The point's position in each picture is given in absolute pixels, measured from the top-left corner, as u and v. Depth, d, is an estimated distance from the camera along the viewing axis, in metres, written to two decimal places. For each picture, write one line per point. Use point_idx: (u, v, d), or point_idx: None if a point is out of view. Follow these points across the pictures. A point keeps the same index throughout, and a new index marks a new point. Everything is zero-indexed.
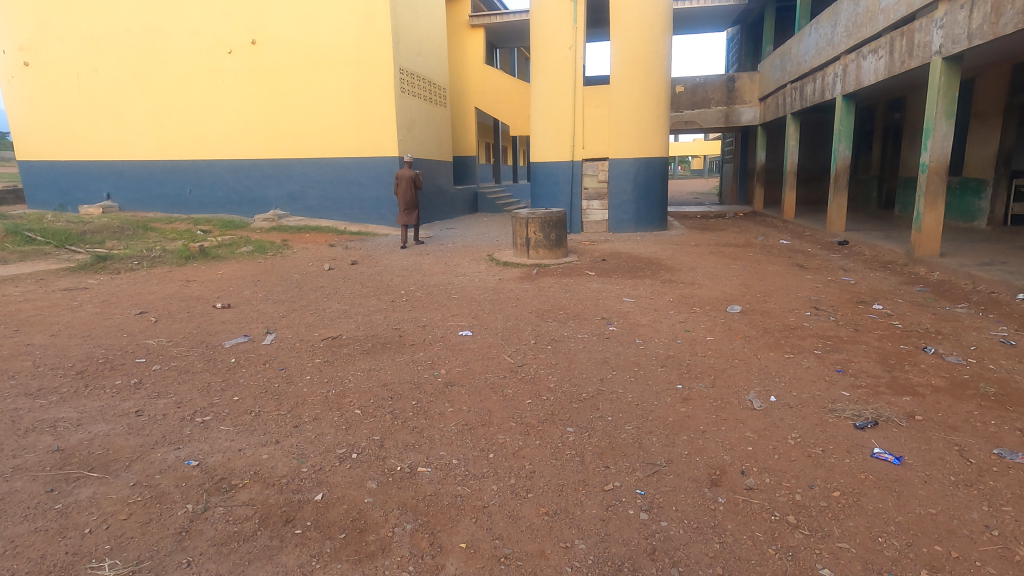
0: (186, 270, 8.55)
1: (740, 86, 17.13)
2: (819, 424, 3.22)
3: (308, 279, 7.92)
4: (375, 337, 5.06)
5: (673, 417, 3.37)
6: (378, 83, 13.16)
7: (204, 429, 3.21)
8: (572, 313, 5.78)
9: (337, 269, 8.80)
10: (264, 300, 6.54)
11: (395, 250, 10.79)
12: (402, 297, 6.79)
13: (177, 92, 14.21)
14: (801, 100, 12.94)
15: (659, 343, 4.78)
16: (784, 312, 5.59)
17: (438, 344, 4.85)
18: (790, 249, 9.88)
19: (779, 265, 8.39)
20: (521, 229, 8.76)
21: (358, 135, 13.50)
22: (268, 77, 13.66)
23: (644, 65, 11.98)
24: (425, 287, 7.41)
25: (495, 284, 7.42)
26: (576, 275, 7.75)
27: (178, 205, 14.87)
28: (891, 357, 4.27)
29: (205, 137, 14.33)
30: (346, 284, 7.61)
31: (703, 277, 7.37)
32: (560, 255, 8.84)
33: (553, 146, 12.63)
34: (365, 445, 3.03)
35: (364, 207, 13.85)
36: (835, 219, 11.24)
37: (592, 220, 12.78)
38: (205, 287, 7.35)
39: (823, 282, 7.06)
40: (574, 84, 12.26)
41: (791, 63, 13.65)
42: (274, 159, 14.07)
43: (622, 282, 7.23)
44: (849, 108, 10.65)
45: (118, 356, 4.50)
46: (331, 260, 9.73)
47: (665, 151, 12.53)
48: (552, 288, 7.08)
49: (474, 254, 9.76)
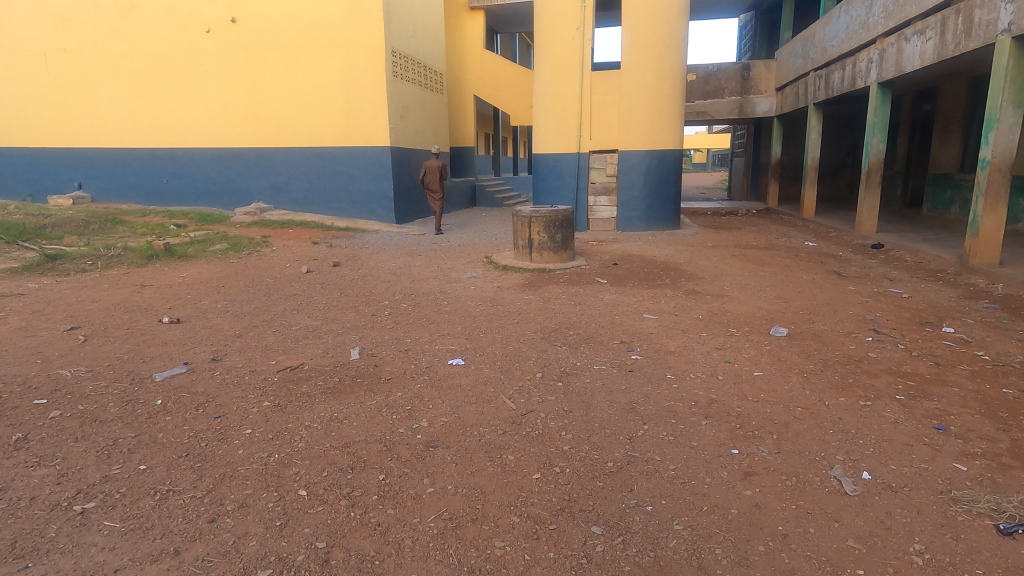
0: (144, 272, 7.58)
1: (755, 75, 16.07)
2: (946, 526, 2.29)
3: (281, 285, 6.95)
4: (343, 368, 4.09)
5: (737, 508, 2.44)
6: (368, 66, 12.14)
7: (78, 527, 2.27)
8: (584, 335, 4.85)
9: (316, 272, 7.84)
10: (223, 313, 5.58)
11: (384, 249, 9.81)
12: (386, 309, 5.86)
13: (153, 75, 13.17)
14: (827, 89, 11.93)
15: (695, 382, 3.84)
16: (840, 338, 4.66)
17: (422, 378, 3.91)
18: (819, 253, 8.92)
19: (813, 272, 7.45)
20: (522, 228, 7.83)
21: (346, 122, 12.49)
22: (249, 59, 12.62)
23: (659, 49, 10.97)
24: (413, 296, 6.46)
25: (493, 294, 6.48)
26: (586, 283, 6.79)
27: (154, 196, 13.83)
28: (999, 408, 3.33)
29: (182, 124, 13.29)
30: (322, 292, 6.65)
31: (732, 288, 6.42)
32: (566, 258, 7.88)
33: (557, 136, 11.66)
34: (303, 562, 2.10)
35: (353, 200, 12.85)
36: (864, 220, 10.25)
37: (599, 217, 11.80)
38: (161, 294, 6.39)
39: (871, 296, 6.11)
40: (581, 69, 11.26)
41: (814, 49, 12.64)
42: (256, 148, 13.05)
43: (640, 293, 6.27)
44: (884, 96, 9.67)
45: (13, 396, 3.53)
46: (312, 260, 8.77)
47: (680, 143, 11.50)
48: (558, 300, 6.13)
49: (471, 256, 8.82)
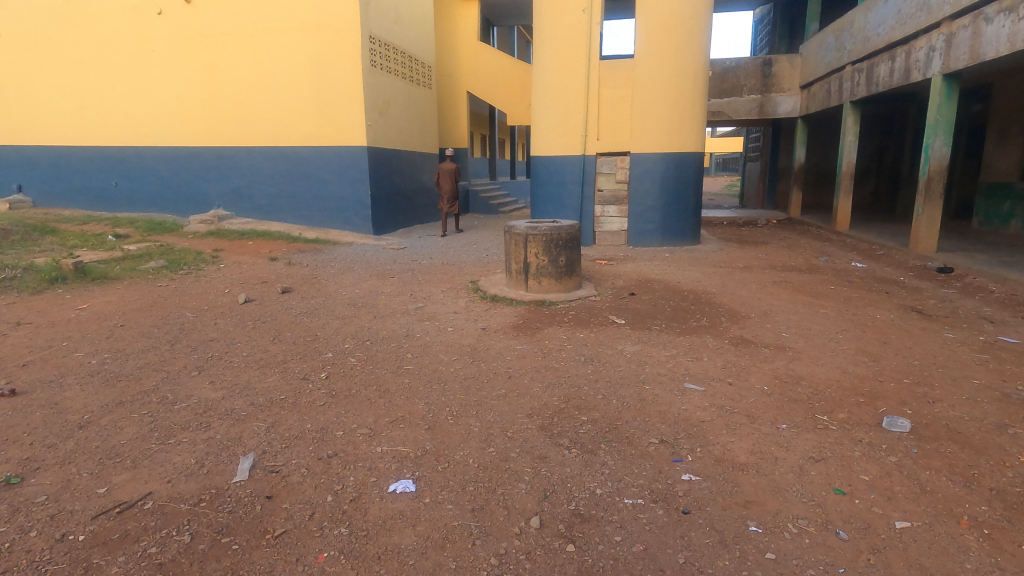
0: (33, 302, 5.95)
1: (778, 71, 14.50)
2: None
3: (201, 324, 5.36)
4: (210, 507, 2.46)
5: None
6: (343, 55, 10.56)
7: None
8: (603, 428, 3.24)
9: (255, 303, 6.24)
10: (89, 376, 3.95)
11: (352, 269, 8.21)
12: (326, 368, 4.24)
13: (99, 63, 11.56)
14: (870, 84, 10.36)
15: (802, 550, 2.22)
16: (994, 438, 3.06)
17: (336, 536, 2.30)
18: (878, 280, 7.36)
19: (884, 308, 5.88)
20: (517, 248, 6.22)
21: (317, 118, 10.89)
22: (206, 45, 11.02)
23: (679, 36, 9.38)
24: (370, 342, 4.86)
25: (476, 340, 4.89)
26: (599, 325, 5.19)
27: (102, 200, 12.20)
28: None
29: (133, 120, 11.67)
30: (251, 336, 5.04)
31: (793, 336, 4.84)
32: (571, 287, 6.28)
33: (559, 136, 10.10)
34: None
35: (325, 208, 11.25)
36: (922, 236, 8.67)
37: (606, 229, 10.22)
38: (30, 340, 4.77)
39: (986, 351, 4.53)
40: (587, 58, 9.71)
41: (852, 39, 11.08)
42: (215, 147, 11.43)
43: (672, 343, 4.69)
44: (949, 91, 8.14)
45: None
46: (258, 284, 7.17)
47: (701, 144, 9.92)
48: (562, 352, 4.55)
49: (453, 280, 7.24)
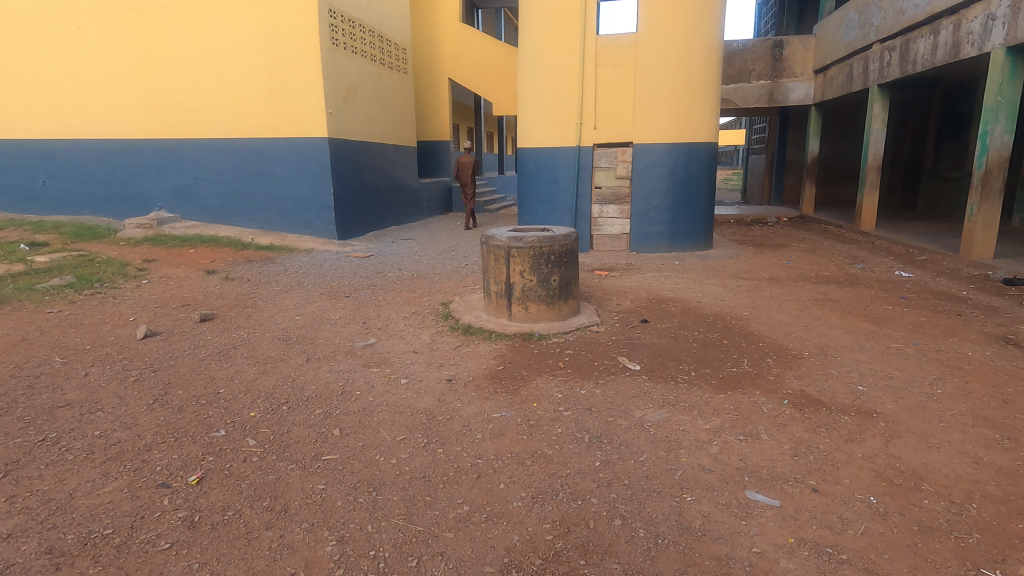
0: None
1: (790, 54, 13.16)
2: None
3: (63, 377, 3.92)
4: None
5: None
6: (298, 31, 9.09)
7: None
8: None
9: (159, 338, 4.81)
10: None
11: (301, 285, 6.78)
12: (203, 463, 2.82)
13: (19, 42, 10.01)
14: (905, 63, 9.03)
15: None
16: None
17: None
18: (939, 296, 6.05)
19: (971, 341, 4.54)
20: (496, 265, 4.85)
21: (269, 107, 9.43)
22: (140, 20, 9.50)
23: (690, 6, 7.99)
24: (285, 408, 3.45)
25: (434, 403, 3.50)
26: (605, 374, 3.82)
27: (29, 201, 10.65)
28: None
29: (60, 108, 10.13)
30: (122, 397, 3.61)
31: (875, 394, 3.49)
32: (566, 314, 4.91)
33: (551, 124, 8.71)
34: None
35: (282, 210, 9.80)
36: (976, 240, 7.37)
37: (605, 233, 8.84)
38: None
39: None
40: (582, 33, 8.31)
41: (881, 12, 9.75)
42: (154, 140, 9.92)
43: (712, 408, 3.31)
44: (1013, 68, 6.84)
45: None
46: (177, 309, 5.73)
47: (713, 134, 8.56)
48: (557, 425, 3.16)
49: (420, 302, 5.86)
